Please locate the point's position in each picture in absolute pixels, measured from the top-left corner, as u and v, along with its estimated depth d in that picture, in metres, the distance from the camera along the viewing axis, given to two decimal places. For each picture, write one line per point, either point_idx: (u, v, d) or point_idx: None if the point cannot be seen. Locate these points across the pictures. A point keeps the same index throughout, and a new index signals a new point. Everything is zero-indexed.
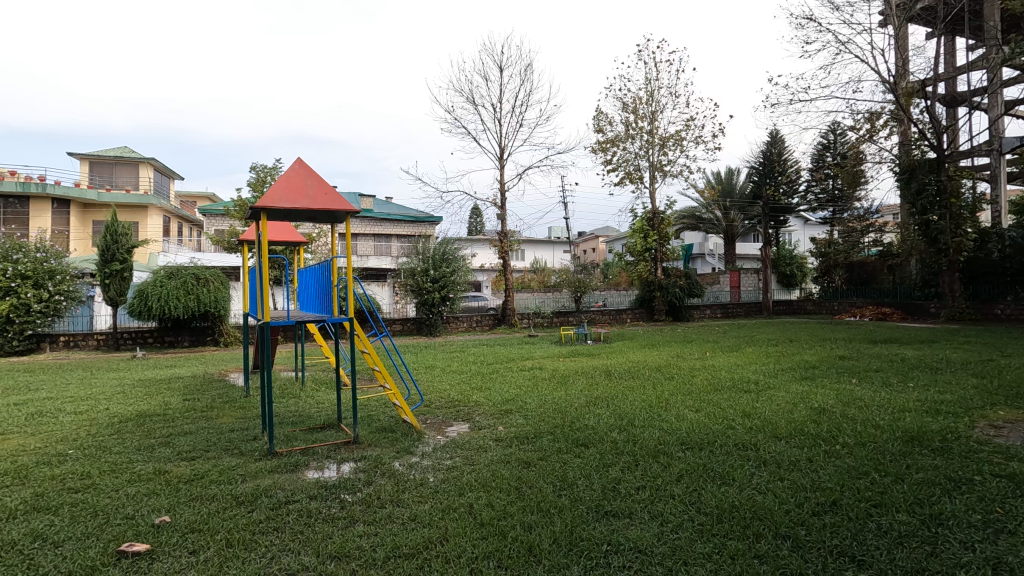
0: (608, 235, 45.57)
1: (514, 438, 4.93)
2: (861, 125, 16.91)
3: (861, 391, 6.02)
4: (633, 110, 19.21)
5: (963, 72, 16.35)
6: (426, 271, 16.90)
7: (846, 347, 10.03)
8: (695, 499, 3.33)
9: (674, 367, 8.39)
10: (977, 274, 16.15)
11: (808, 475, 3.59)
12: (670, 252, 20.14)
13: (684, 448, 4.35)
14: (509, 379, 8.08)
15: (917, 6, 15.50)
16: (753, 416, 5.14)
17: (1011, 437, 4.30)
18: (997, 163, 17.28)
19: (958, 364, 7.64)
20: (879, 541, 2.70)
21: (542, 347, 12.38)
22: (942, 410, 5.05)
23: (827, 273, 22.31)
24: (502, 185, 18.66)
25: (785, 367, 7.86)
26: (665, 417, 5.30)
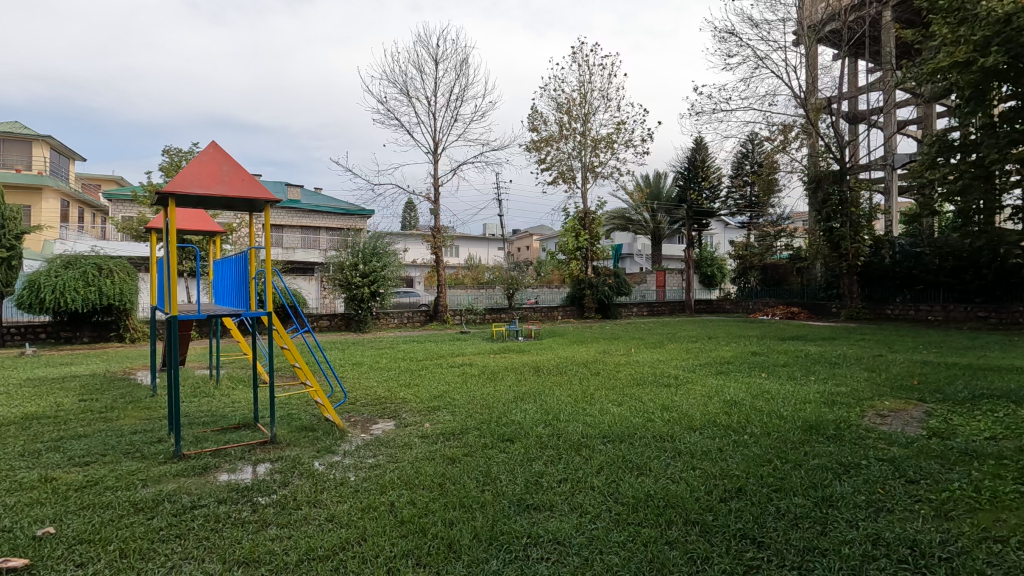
0: (542, 234, 46.21)
1: (440, 434, 4.89)
2: (775, 136, 18.08)
3: (768, 385, 6.45)
4: (567, 111, 19.56)
5: (864, 92, 17.84)
6: (355, 265, 16.40)
7: (757, 343, 10.72)
8: (613, 490, 3.44)
9: (599, 363, 8.62)
10: (873, 277, 17.66)
11: (718, 464, 3.80)
12: (600, 252, 20.66)
13: (606, 440, 4.48)
14: (438, 375, 8.01)
15: (825, 29, 16.76)
16: (670, 409, 5.37)
17: (893, 425, 4.75)
18: (889, 177, 19.02)
19: (853, 359, 8.36)
20: (778, 523, 2.90)
21: (474, 343, 12.39)
22: (837, 401, 5.51)
23: (744, 274, 23.76)
24: (435, 179, 18.45)
25: (702, 363, 8.26)
26: (589, 411, 5.44)
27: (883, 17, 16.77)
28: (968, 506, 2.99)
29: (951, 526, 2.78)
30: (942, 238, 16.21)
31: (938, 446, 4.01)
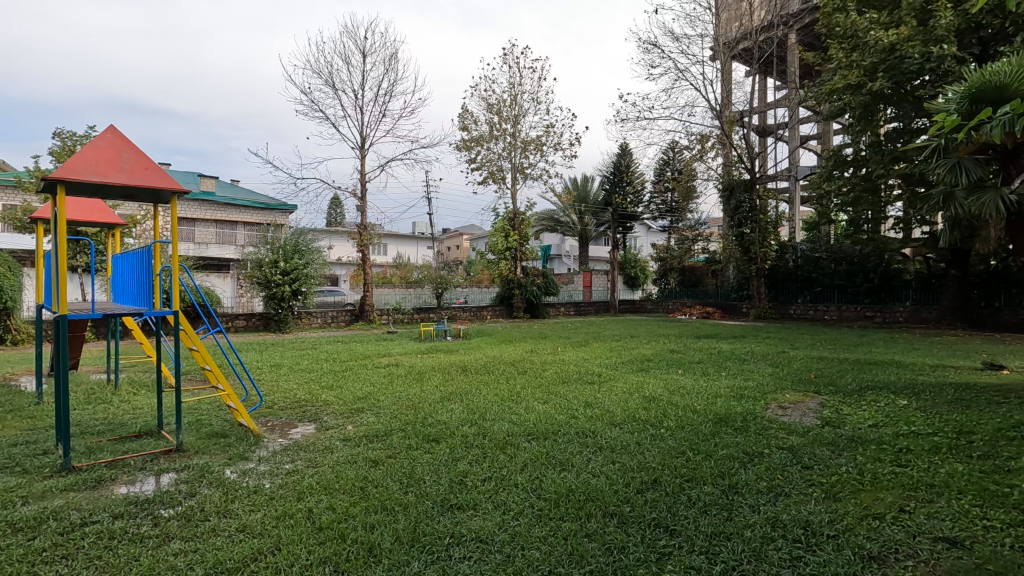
0: (472, 233, 46.13)
1: (363, 437, 4.76)
2: (694, 145, 19.08)
3: (684, 381, 6.78)
4: (497, 112, 19.65)
5: (772, 108, 19.22)
6: (275, 263, 15.61)
7: (675, 341, 11.27)
8: (536, 486, 3.50)
9: (527, 362, 8.72)
10: (779, 280, 19.05)
11: (635, 457, 3.96)
12: (529, 252, 20.91)
13: (531, 438, 4.54)
14: (363, 376, 7.80)
15: (738, 47, 17.91)
16: (593, 406, 5.54)
17: (793, 415, 5.15)
18: (793, 187, 20.61)
19: (760, 356, 8.97)
20: (689, 511, 3.06)
21: (400, 343, 12.13)
22: (745, 395, 5.89)
23: (664, 276, 24.86)
24: (362, 175, 17.95)
25: (625, 361, 8.55)
26: (515, 409, 5.50)
27: (788, 40, 18.17)
28: (853, 488, 3.30)
29: (838, 507, 3.05)
30: (837, 244, 17.77)
31: (829, 435, 4.39)
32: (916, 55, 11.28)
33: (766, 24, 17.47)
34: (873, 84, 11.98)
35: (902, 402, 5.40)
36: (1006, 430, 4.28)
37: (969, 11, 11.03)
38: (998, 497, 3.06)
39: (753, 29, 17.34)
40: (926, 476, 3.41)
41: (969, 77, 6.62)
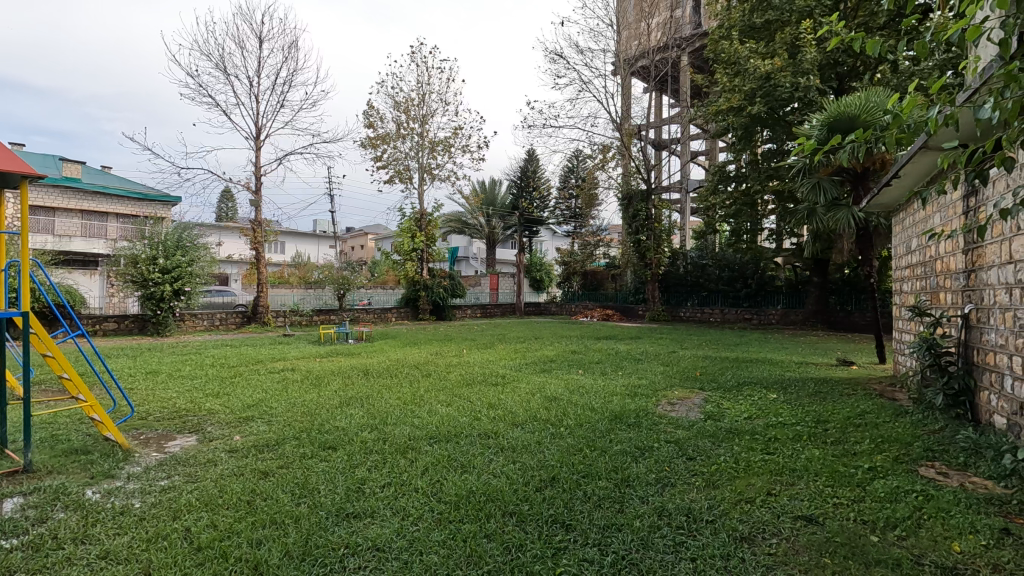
0: (377, 233, 44.93)
1: (251, 447, 4.45)
2: (596, 154, 19.94)
3: (584, 380, 7.09)
4: (405, 110, 19.32)
5: (666, 123, 20.59)
6: (153, 260, 14.17)
7: (576, 343, 11.70)
8: (437, 490, 3.47)
9: (431, 365, 8.64)
10: (671, 284, 20.38)
11: (536, 456, 4.05)
12: (435, 253, 20.72)
13: (433, 441, 4.50)
14: (254, 382, 7.30)
15: (637, 64, 19.01)
16: (496, 407, 5.60)
17: (680, 411, 5.54)
18: (684, 198, 22.20)
19: (653, 355, 9.55)
20: (584, 506, 3.18)
21: (296, 347, 11.53)
22: (638, 392, 6.24)
23: (568, 279, 25.65)
24: (257, 167, 16.88)
25: (528, 362, 8.76)
26: (418, 413, 5.41)
27: (681, 61, 19.56)
28: (730, 476, 3.61)
29: (717, 493, 3.32)
30: (721, 253, 19.34)
31: (711, 427, 4.77)
32: (787, 84, 12.62)
33: (662, 45, 18.70)
34: (752, 108, 13.22)
35: (772, 396, 5.99)
36: (853, 419, 4.89)
37: (829, 49, 12.53)
38: (845, 477, 3.49)
39: (651, 48, 18.50)
40: (790, 462, 3.81)
41: (828, 107, 7.52)
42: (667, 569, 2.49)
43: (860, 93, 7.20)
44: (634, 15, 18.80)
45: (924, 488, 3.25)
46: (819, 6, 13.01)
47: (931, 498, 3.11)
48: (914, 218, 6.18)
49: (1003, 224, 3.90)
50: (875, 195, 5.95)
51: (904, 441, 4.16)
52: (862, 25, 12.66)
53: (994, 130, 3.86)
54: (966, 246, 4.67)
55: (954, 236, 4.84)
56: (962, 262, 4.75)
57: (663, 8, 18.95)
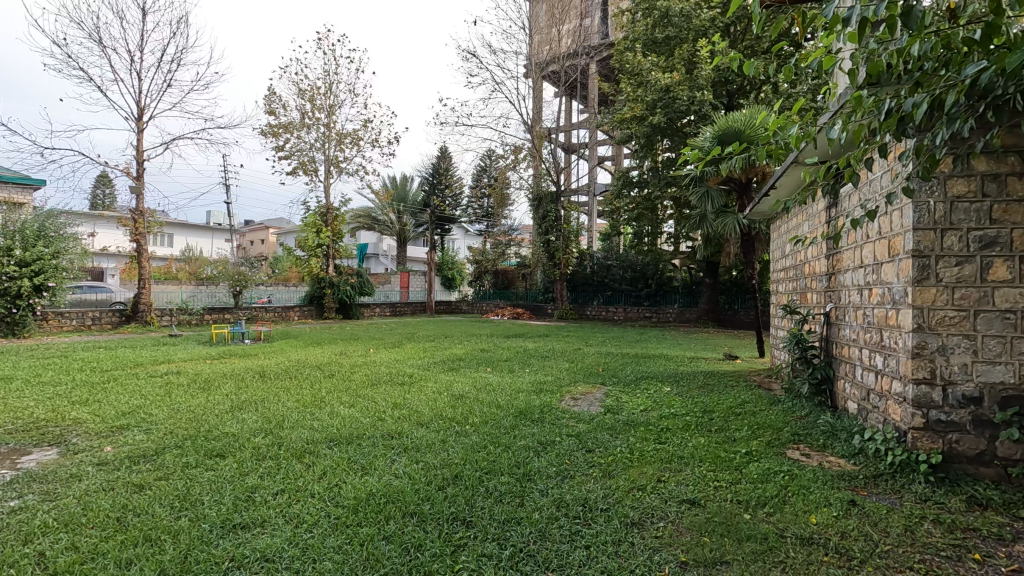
0: (280, 227, 42.47)
1: (124, 459, 4.04)
2: (508, 155, 20.19)
3: (491, 378, 7.15)
4: (310, 99, 18.43)
5: (575, 128, 21.29)
6: (8, 251, 12.43)
7: (486, 341, 11.78)
8: (335, 494, 3.34)
9: (335, 365, 8.32)
10: (579, 284, 21.09)
11: (439, 455, 4.02)
12: (342, 250, 19.98)
13: (332, 444, 4.33)
14: (131, 388, 6.64)
15: (548, 68, 19.52)
16: (401, 407, 5.51)
17: (582, 405, 5.75)
18: (591, 201, 23.07)
19: (559, 352, 9.84)
20: (486, 502, 3.21)
21: (184, 348, 10.66)
22: (544, 389, 6.39)
23: (479, 278, 25.71)
24: (139, 151, 15.34)
25: (437, 361, 8.70)
26: (317, 415, 5.20)
27: (589, 69, 20.27)
28: (625, 465, 3.80)
29: (612, 482, 3.48)
30: (625, 254, 20.29)
31: (609, 420, 5.01)
32: (684, 97, 13.53)
33: (571, 52, 19.27)
34: (653, 117, 14.02)
35: (666, 389, 6.38)
36: (734, 408, 5.33)
37: (720, 68, 13.54)
38: (725, 462, 3.80)
39: (561, 54, 19.06)
40: (678, 450, 4.08)
41: (718, 120, 8.14)
42: (563, 558, 2.57)
43: (745, 110, 7.85)
44: (546, 20, 19.22)
45: (790, 468, 3.61)
46: (712, 27, 14.00)
47: (795, 477, 3.47)
48: (787, 225, 6.84)
49: (856, 232, 4.44)
50: (756, 204, 6.52)
51: (775, 426, 4.61)
52: (748, 48, 13.79)
53: (849, 149, 4.36)
54: (828, 252, 5.25)
55: (818, 242, 5.42)
56: (825, 265, 5.33)
57: (573, 16, 19.54)
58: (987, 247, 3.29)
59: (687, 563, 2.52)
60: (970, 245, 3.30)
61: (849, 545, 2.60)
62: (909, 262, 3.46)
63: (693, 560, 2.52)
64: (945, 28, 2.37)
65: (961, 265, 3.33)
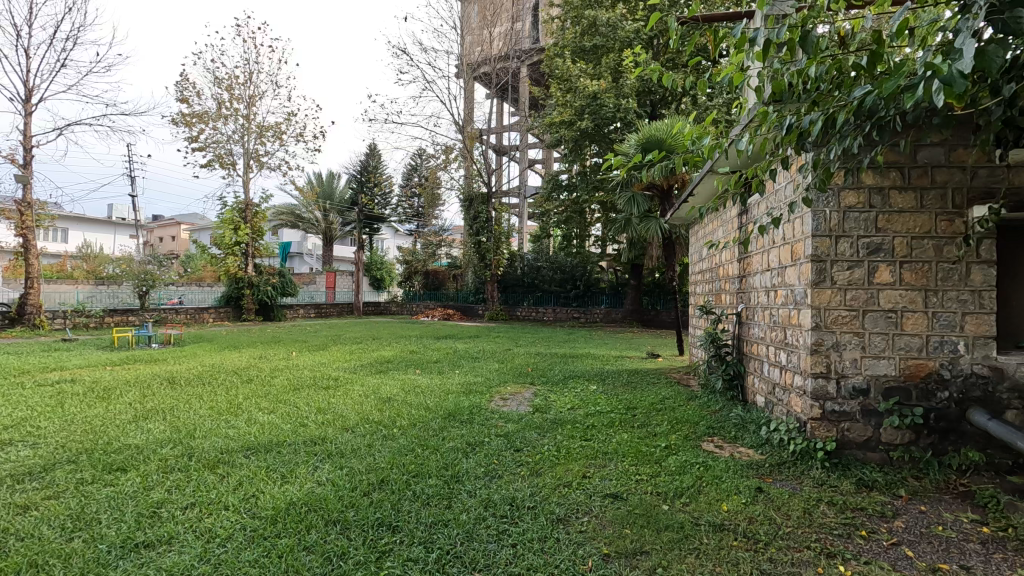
0: (192, 223, 39.79)
1: (5, 478, 3.63)
2: (439, 154, 20.02)
3: (420, 380, 7.07)
4: (227, 88, 17.41)
5: (506, 130, 21.45)
6: None
7: (415, 343, 11.61)
8: (251, 505, 3.18)
9: (254, 370, 7.91)
10: (509, 285, 21.26)
11: (364, 460, 3.92)
12: (263, 248, 19.01)
13: (249, 452, 4.11)
14: (16, 398, 5.99)
15: (479, 70, 19.55)
16: (325, 411, 5.33)
17: (512, 405, 5.81)
18: (522, 203, 23.32)
19: (489, 353, 9.88)
20: (413, 506, 3.16)
21: (81, 353, 9.76)
22: (473, 390, 6.39)
23: (409, 279, 25.30)
24: (27, 136, 13.85)
25: (364, 363, 8.49)
26: (233, 423, 4.91)
27: (520, 72, 20.48)
28: (552, 463, 3.88)
29: (539, 481, 3.54)
30: (554, 256, 20.68)
31: (538, 419, 5.09)
32: (611, 105, 14.00)
33: (503, 54, 19.39)
34: (581, 123, 14.39)
35: (592, 387, 6.57)
36: (655, 404, 5.57)
37: (644, 79, 14.12)
38: (646, 456, 3.97)
39: (492, 56, 19.15)
40: (603, 446, 4.22)
41: (641, 128, 8.48)
42: (489, 558, 2.59)
43: (666, 120, 8.22)
44: (477, 21, 19.24)
45: (704, 460, 3.83)
46: (637, 38, 14.56)
47: (709, 468, 3.67)
48: (704, 230, 7.24)
49: (763, 237, 4.77)
50: (676, 209, 6.86)
51: (692, 421, 4.87)
52: (670, 61, 14.45)
53: (758, 160, 4.69)
54: (740, 256, 5.61)
55: (731, 246, 5.79)
56: (737, 268, 5.70)
57: (504, 19, 19.70)
58: (874, 253, 3.65)
59: (609, 555, 2.61)
60: (859, 251, 3.65)
61: (755, 529, 2.79)
62: (809, 266, 3.77)
63: (615, 552, 2.61)
64: (837, 54, 2.63)
65: (852, 269, 3.67)
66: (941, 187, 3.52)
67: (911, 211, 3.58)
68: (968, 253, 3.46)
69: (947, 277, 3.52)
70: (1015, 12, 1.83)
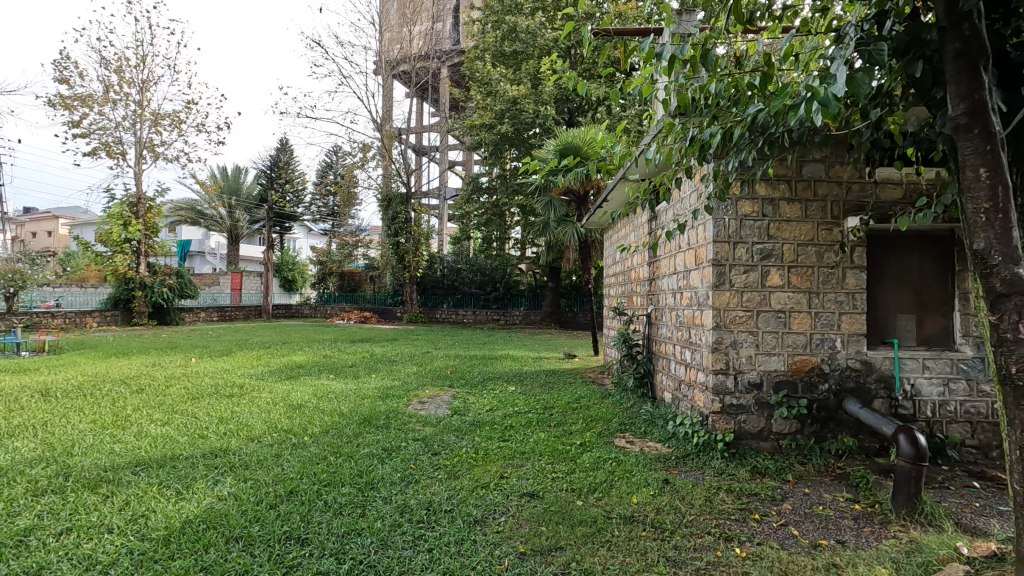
0: (73, 217, 35.86)
1: None
2: (355, 152, 19.41)
3: (334, 385, 6.79)
4: (116, 70, 15.85)
5: (426, 131, 21.19)
6: None
7: (328, 347, 11.17)
8: (140, 526, 2.90)
9: (145, 378, 7.25)
10: (428, 287, 20.99)
11: (271, 471, 3.71)
12: (158, 246, 17.47)
13: (138, 469, 3.76)
14: None
15: (398, 68, 19.18)
16: (228, 421, 4.99)
17: (429, 408, 5.73)
18: (442, 205, 23.13)
19: (407, 356, 9.69)
20: (324, 516, 3.03)
21: None
22: (390, 394, 6.24)
23: (323, 280, 24.29)
24: None
25: (272, 369, 8.05)
26: (118, 437, 4.47)
27: (440, 72, 20.30)
28: (469, 465, 3.87)
29: (456, 483, 3.52)
30: (474, 259, 20.70)
31: (455, 421, 5.07)
32: (530, 110, 14.28)
33: (423, 54, 19.16)
34: (501, 126, 14.52)
35: (510, 388, 6.64)
36: (571, 403, 5.72)
37: (561, 87, 14.52)
38: (562, 454, 4.06)
39: (412, 55, 18.87)
40: (520, 446, 4.27)
41: (559, 135, 8.68)
42: (404, 565, 2.53)
43: (582, 128, 8.48)
44: (396, 19, 18.90)
45: (616, 455, 3.98)
46: (555, 47, 14.92)
47: (620, 462, 3.82)
48: (617, 235, 7.54)
49: (670, 242, 5.05)
50: (591, 214, 7.09)
51: (606, 418, 5.05)
52: (586, 71, 14.94)
53: (666, 169, 4.95)
54: (649, 259, 5.89)
55: (641, 250, 6.06)
56: (647, 271, 5.98)
57: (425, 18, 19.48)
58: (766, 258, 3.96)
59: (525, 553, 2.64)
60: (753, 256, 3.96)
61: (662, 519, 2.94)
62: (710, 269, 4.02)
63: (531, 550, 2.65)
64: (734, 73, 2.84)
65: (747, 273, 3.97)
66: (822, 200, 3.90)
67: (797, 219, 3.93)
68: (844, 258, 3.86)
69: (827, 280, 3.91)
70: (878, 45, 2.06)
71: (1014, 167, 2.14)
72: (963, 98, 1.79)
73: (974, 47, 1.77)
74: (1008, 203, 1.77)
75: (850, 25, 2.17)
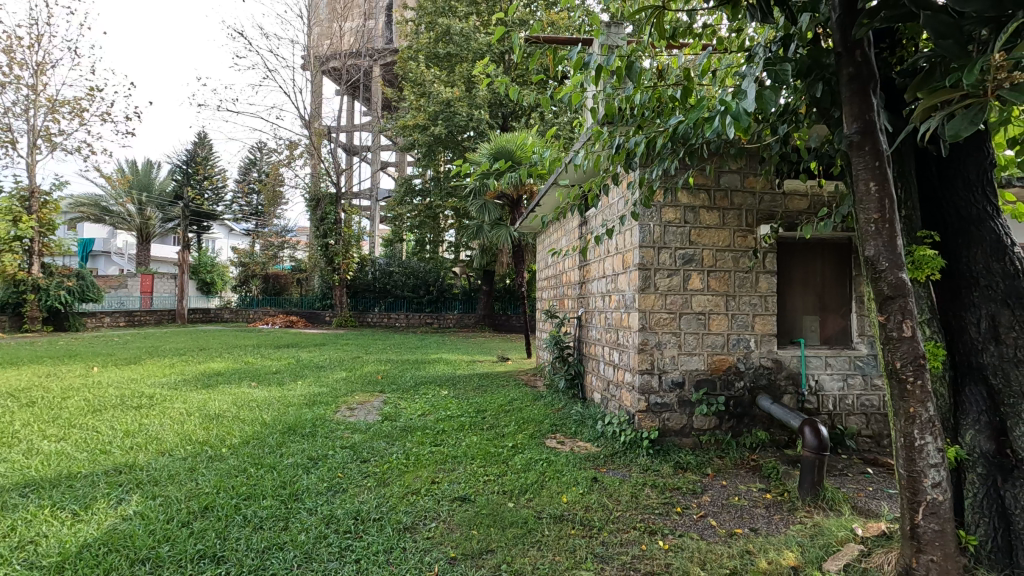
0: None
1: None
2: (282, 149, 18.62)
3: (256, 393, 6.44)
4: (5, 50, 14.34)
5: (358, 130, 20.66)
6: None
7: (250, 353, 10.61)
8: (27, 553, 2.62)
9: (38, 390, 6.58)
10: (359, 290, 20.44)
11: (184, 487, 3.46)
12: (54, 245, 15.90)
13: (27, 490, 3.39)
14: None
15: (328, 64, 18.59)
16: (135, 434, 4.62)
17: (359, 415, 5.56)
18: (374, 206, 22.62)
19: (335, 362, 9.38)
20: (243, 532, 2.87)
21: None
22: (317, 401, 6.00)
23: (245, 282, 23.07)
24: None
25: (187, 377, 7.54)
26: (4, 456, 4.02)
27: (372, 71, 19.87)
28: (400, 471, 3.80)
29: (386, 490, 3.44)
30: (407, 261, 20.37)
31: (386, 427, 4.95)
32: (464, 113, 14.30)
33: (354, 51, 18.68)
34: (435, 128, 14.42)
35: (443, 392, 6.59)
36: (504, 406, 5.75)
37: (495, 91, 14.61)
38: (495, 456, 4.08)
39: (343, 51, 18.36)
40: (453, 450, 4.24)
41: (493, 138, 8.72)
42: None
43: (516, 133, 8.57)
44: (326, 14, 18.33)
45: (547, 456, 4.04)
46: (489, 52, 15.00)
47: (551, 463, 3.88)
48: (549, 239, 7.67)
49: (599, 247, 5.20)
50: (523, 219, 7.17)
51: (538, 419, 5.11)
52: (520, 77, 15.12)
53: (595, 176, 5.10)
54: (580, 263, 6.03)
55: (572, 254, 6.20)
56: (578, 275, 6.12)
57: (356, 15, 19.02)
58: (688, 262, 4.16)
59: (455, 558, 2.62)
60: (676, 260, 4.15)
61: (590, 516, 3.01)
62: (636, 273, 4.18)
63: (461, 554, 2.63)
64: (657, 85, 2.98)
65: (671, 276, 4.15)
66: (737, 209, 4.16)
67: (715, 226, 4.16)
68: (756, 264, 4.13)
69: (742, 284, 4.16)
70: (783, 66, 2.22)
71: (899, 182, 2.37)
72: (856, 118, 1.96)
73: (865, 72, 1.95)
74: (894, 214, 1.96)
75: (760, 46, 2.34)
